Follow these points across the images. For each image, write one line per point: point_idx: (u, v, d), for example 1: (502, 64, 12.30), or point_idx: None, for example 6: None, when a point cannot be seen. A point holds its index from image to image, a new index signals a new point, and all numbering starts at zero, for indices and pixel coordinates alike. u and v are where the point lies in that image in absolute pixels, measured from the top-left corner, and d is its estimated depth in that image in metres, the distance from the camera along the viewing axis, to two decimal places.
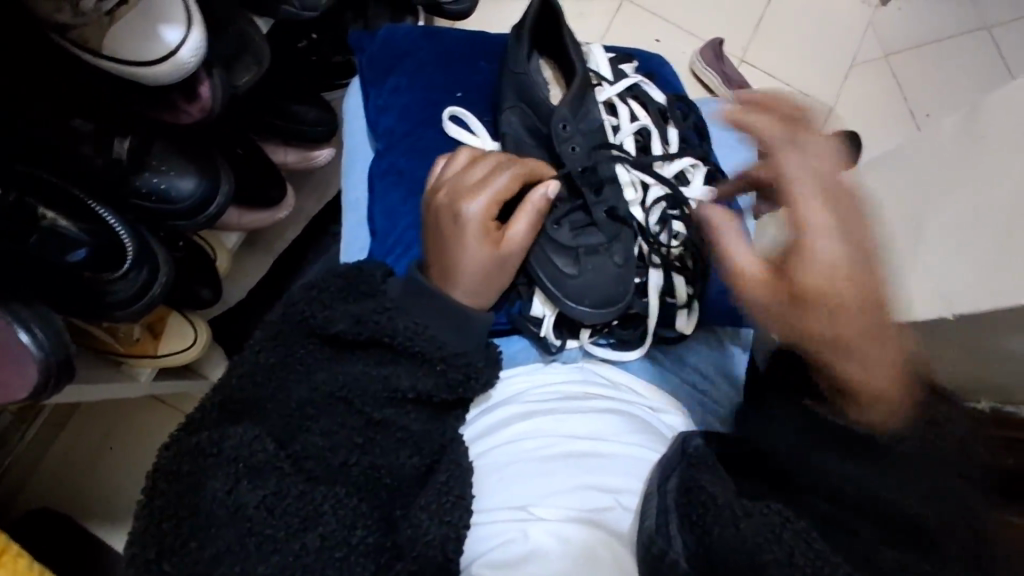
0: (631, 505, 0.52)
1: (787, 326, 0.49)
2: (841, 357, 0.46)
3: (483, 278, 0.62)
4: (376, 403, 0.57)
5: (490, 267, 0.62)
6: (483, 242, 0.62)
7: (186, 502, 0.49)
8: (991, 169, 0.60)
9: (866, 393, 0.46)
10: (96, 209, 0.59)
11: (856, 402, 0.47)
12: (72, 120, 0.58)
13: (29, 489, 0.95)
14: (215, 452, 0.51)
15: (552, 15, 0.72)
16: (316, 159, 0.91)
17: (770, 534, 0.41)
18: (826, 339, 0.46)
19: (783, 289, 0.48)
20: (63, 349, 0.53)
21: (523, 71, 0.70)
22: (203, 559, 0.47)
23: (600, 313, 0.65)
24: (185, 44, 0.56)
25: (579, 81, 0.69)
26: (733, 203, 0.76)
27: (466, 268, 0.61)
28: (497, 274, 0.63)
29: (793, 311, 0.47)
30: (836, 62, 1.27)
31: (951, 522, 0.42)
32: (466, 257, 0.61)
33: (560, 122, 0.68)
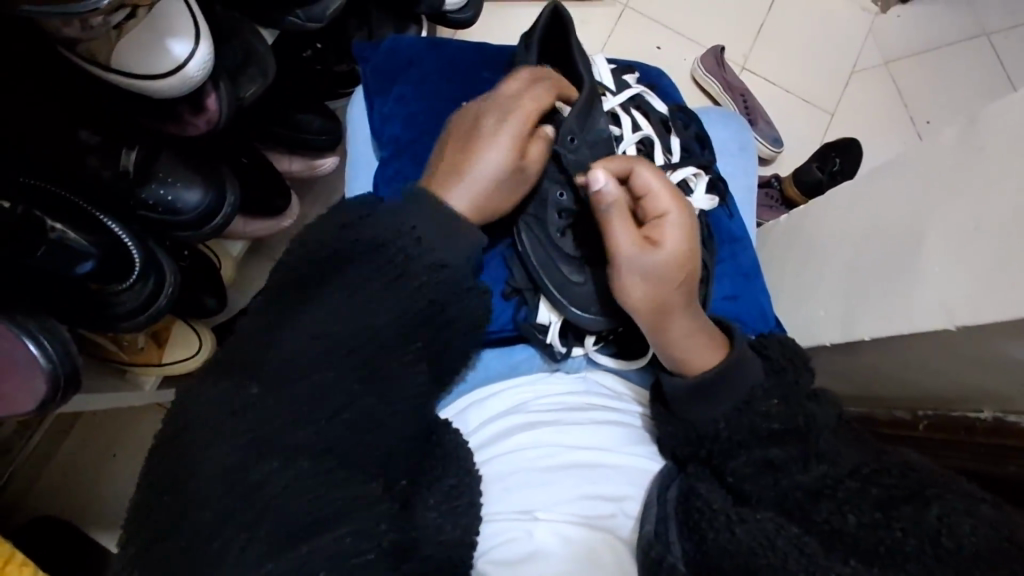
0: (632, 513, 0.55)
1: (644, 279, 0.60)
2: (671, 315, 0.60)
3: (494, 180, 0.59)
4: (363, 370, 0.49)
5: (505, 174, 0.60)
6: (505, 147, 0.60)
7: None
8: (989, 180, 0.60)
9: (683, 348, 0.61)
10: (104, 222, 0.59)
11: (683, 358, 0.61)
12: (79, 131, 0.59)
13: (31, 496, 0.95)
14: None
15: (563, 25, 0.71)
16: (320, 167, 0.92)
17: (763, 542, 0.47)
18: (669, 300, 0.60)
19: (676, 258, 0.59)
20: (69, 361, 0.54)
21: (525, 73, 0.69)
22: None
23: (605, 321, 0.66)
24: (193, 57, 0.57)
25: (587, 88, 0.66)
26: (736, 210, 0.77)
27: (478, 169, 0.58)
28: (507, 185, 0.60)
29: (678, 279, 0.60)
30: (837, 68, 1.28)
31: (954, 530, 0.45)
32: (485, 156, 0.59)
33: (568, 135, 0.65)
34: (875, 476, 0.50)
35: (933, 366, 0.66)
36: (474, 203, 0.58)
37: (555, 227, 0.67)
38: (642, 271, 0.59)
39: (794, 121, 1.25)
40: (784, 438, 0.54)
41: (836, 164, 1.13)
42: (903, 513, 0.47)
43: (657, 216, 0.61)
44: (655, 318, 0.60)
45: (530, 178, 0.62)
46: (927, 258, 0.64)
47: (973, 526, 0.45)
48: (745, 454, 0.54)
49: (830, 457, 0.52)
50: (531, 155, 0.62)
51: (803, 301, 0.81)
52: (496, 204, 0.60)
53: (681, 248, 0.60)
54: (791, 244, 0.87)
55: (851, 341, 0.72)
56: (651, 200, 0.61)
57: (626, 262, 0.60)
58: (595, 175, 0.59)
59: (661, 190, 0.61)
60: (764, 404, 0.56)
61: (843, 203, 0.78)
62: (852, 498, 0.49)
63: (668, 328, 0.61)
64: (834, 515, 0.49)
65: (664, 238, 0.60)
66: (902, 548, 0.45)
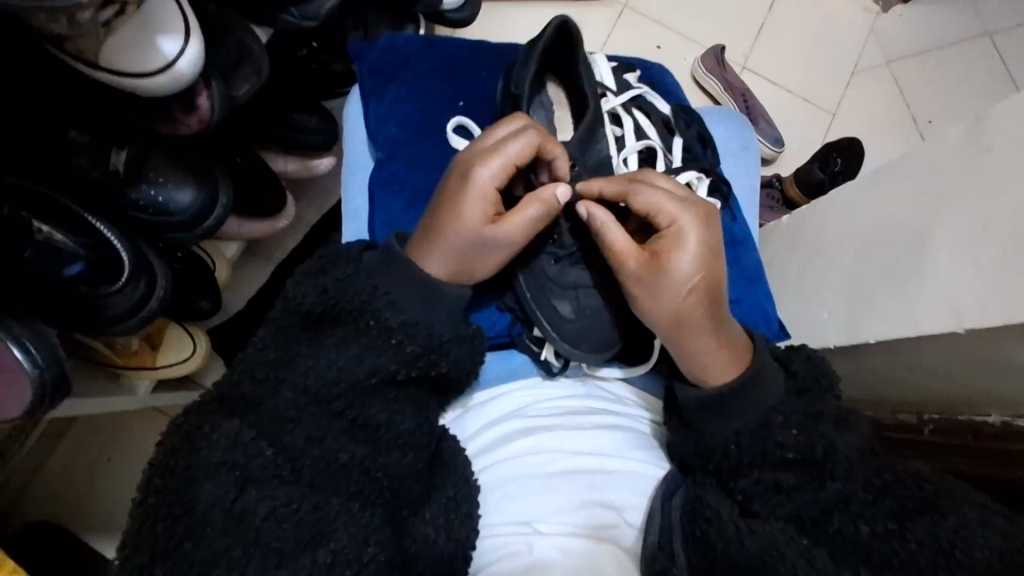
0: (635, 522, 0.54)
1: (653, 294, 0.57)
2: (693, 336, 0.57)
3: (456, 252, 0.57)
4: (366, 404, 0.55)
5: (470, 243, 0.57)
6: (476, 215, 0.56)
7: (181, 501, 0.49)
8: (1000, 183, 0.59)
9: (706, 362, 0.57)
10: (92, 222, 0.58)
11: (710, 377, 0.58)
12: (68, 131, 0.58)
13: (25, 501, 0.94)
14: (202, 456, 0.50)
15: (571, 44, 0.68)
16: (317, 168, 0.91)
17: (772, 552, 0.49)
18: (689, 315, 0.57)
19: (685, 268, 0.56)
20: (55, 366, 0.52)
21: (520, 89, 0.66)
22: (201, 555, 0.47)
23: (595, 357, 0.63)
24: (183, 56, 0.55)
25: (590, 117, 0.66)
26: (738, 212, 0.76)
27: (449, 239, 0.56)
28: (476, 253, 0.57)
29: (692, 289, 0.56)
30: (839, 68, 1.27)
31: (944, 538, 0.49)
32: (445, 225, 0.57)
33: (567, 160, 0.64)
34: (890, 488, 0.52)
35: (941, 368, 0.65)
36: (441, 270, 0.57)
37: (550, 256, 0.64)
38: (653, 292, 0.57)
39: (796, 121, 1.24)
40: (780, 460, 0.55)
41: (839, 164, 1.11)
42: (925, 523, 0.50)
43: (668, 225, 0.59)
44: (676, 332, 0.57)
45: (504, 248, 0.58)
46: (932, 260, 0.63)
47: (984, 540, 0.49)
48: (775, 458, 0.55)
49: (843, 473, 0.53)
50: (509, 221, 0.57)
51: (807, 302, 0.79)
52: (465, 272, 0.58)
53: (690, 256, 0.57)
54: (795, 242, 0.85)
55: (855, 344, 0.70)
56: (661, 211, 0.59)
57: (652, 282, 0.57)
58: (579, 205, 0.60)
59: (664, 200, 0.59)
60: (792, 416, 0.56)
61: (848, 203, 0.76)
62: (865, 512, 0.51)
63: (691, 345, 0.57)
64: (846, 525, 0.52)
65: (673, 251, 0.57)
66: (916, 561, 0.49)
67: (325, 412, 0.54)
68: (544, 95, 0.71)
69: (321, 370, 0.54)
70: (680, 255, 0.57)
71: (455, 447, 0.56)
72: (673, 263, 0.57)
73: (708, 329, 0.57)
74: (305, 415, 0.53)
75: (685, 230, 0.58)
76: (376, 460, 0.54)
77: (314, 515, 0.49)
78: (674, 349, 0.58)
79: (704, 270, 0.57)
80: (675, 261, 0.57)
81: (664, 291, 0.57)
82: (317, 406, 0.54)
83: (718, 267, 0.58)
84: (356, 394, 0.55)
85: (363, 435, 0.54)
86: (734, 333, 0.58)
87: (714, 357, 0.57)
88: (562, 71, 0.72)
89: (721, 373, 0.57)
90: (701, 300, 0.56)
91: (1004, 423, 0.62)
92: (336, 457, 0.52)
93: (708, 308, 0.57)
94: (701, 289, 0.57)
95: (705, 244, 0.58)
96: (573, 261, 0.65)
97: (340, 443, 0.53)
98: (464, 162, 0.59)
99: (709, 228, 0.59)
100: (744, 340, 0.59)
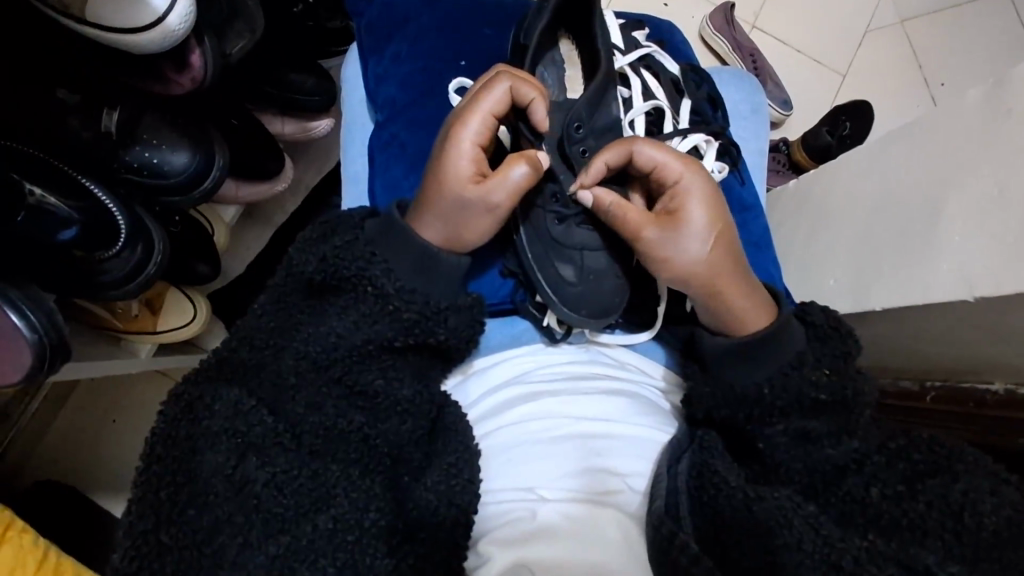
0: (639, 488, 0.53)
1: (677, 254, 0.56)
2: (718, 289, 0.56)
3: (445, 216, 0.55)
4: (366, 371, 0.54)
5: (456, 204, 0.54)
6: (458, 174, 0.54)
7: (184, 468, 0.50)
8: (1019, 146, 0.57)
9: (739, 313, 0.57)
10: (85, 184, 0.57)
11: (739, 327, 0.57)
12: (56, 91, 0.56)
13: (31, 463, 0.95)
14: (202, 428, 0.51)
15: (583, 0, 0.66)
16: (315, 130, 0.88)
17: (779, 519, 0.50)
18: (712, 267, 0.56)
19: (704, 220, 0.56)
20: (54, 332, 0.52)
21: (529, 46, 0.65)
22: (203, 520, 0.48)
23: (593, 322, 0.62)
24: (173, 9, 0.53)
25: (601, 79, 0.63)
26: (746, 176, 0.74)
27: (438, 203, 0.55)
28: (464, 214, 0.55)
29: (713, 241, 0.56)
30: (850, 27, 1.23)
31: (946, 503, 0.50)
32: (433, 190, 0.55)
33: (573, 122, 0.61)
34: (906, 451, 0.53)
35: (948, 336, 0.64)
36: (433, 236, 0.56)
37: (553, 217, 0.62)
38: (676, 248, 0.56)
39: (805, 84, 1.21)
40: (786, 423, 0.54)
41: (847, 128, 1.09)
42: (929, 488, 0.51)
43: (674, 183, 0.58)
44: (706, 289, 0.56)
45: (494, 209, 0.55)
46: (945, 227, 0.61)
47: (991, 506, 0.49)
48: (776, 426, 0.54)
49: (859, 434, 0.54)
50: (495, 178, 0.55)
51: (814, 268, 0.78)
52: (458, 237, 0.56)
53: (704, 207, 0.57)
54: (801, 210, 0.83)
55: (860, 312, 0.70)
56: (664, 169, 0.58)
57: (673, 238, 0.56)
58: (581, 193, 0.60)
59: (664, 157, 0.58)
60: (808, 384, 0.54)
61: (857, 168, 0.74)
62: (879, 474, 0.52)
63: (723, 299, 0.56)
64: (857, 488, 0.53)
65: (687, 207, 0.57)
66: (925, 522, 0.50)
67: (327, 376, 0.54)
68: (553, 54, 0.69)
69: (325, 335, 0.54)
70: (692, 207, 0.57)
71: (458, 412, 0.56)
72: (687, 215, 0.56)
73: (731, 279, 0.56)
74: (304, 382, 0.53)
75: (691, 182, 0.58)
76: (378, 427, 0.53)
77: (313, 483, 0.50)
78: (705, 307, 0.58)
79: (717, 219, 0.57)
80: (688, 215, 0.56)
81: (687, 245, 0.56)
82: (316, 372, 0.54)
83: (727, 213, 0.58)
84: (360, 355, 0.54)
85: (365, 403, 0.55)
86: (754, 278, 0.58)
87: (739, 309, 0.57)
88: (570, 29, 0.69)
89: (743, 324, 0.57)
90: (719, 249, 0.56)
91: (1008, 390, 0.62)
92: (337, 422, 0.53)
93: (728, 257, 0.57)
94: (718, 240, 0.56)
95: (711, 192, 0.58)
96: (577, 223, 0.63)
97: (343, 409, 0.53)
98: (449, 123, 0.57)
99: (711, 180, 0.59)
100: (761, 286, 0.59)
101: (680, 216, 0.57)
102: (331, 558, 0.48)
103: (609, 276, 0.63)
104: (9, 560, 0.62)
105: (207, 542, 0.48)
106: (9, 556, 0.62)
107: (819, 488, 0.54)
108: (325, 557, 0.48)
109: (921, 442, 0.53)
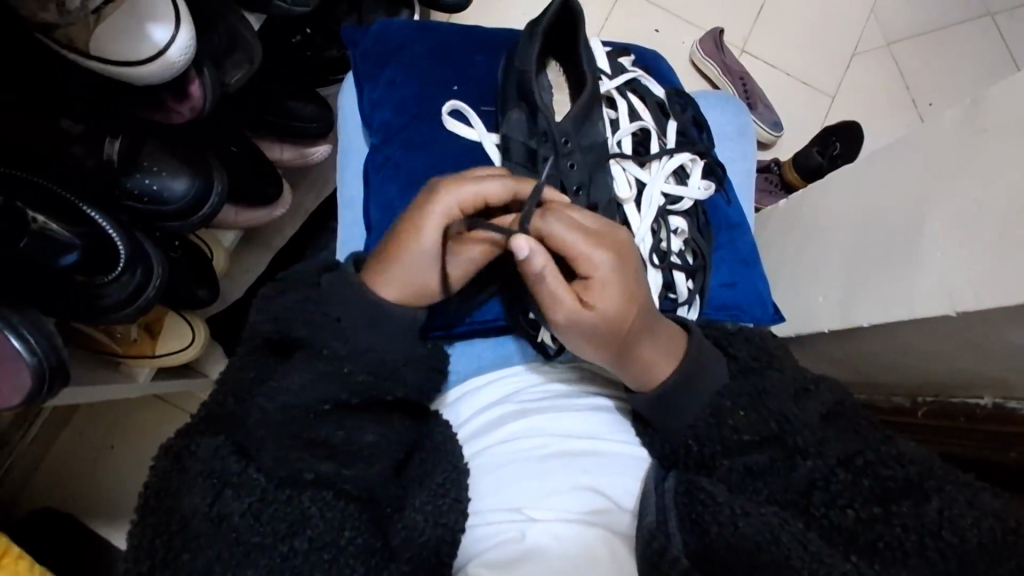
0: (628, 506, 0.54)
1: (599, 339, 0.55)
2: (625, 366, 0.57)
3: (407, 271, 0.57)
4: (355, 389, 0.55)
5: (411, 261, 0.56)
6: (428, 238, 0.56)
7: (171, 496, 0.50)
8: (994, 164, 0.58)
9: (649, 373, 0.58)
10: (89, 214, 0.59)
11: (642, 384, 0.59)
12: (60, 121, 0.58)
13: (29, 489, 0.95)
14: (192, 455, 0.51)
15: (573, 26, 0.68)
16: (313, 156, 0.91)
17: (764, 536, 0.50)
18: (622, 351, 0.57)
19: (617, 313, 0.55)
20: (54, 355, 0.53)
21: (529, 72, 0.66)
22: (191, 545, 0.48)
23: None
24: (173, 43, 0.56)
25: (586, 101, 0.66)
26: (733, 194, 0.76)
27: (407, 255, 0.56)
28: (416, 272, 0.57)
29: (627, 329, 0.56)
30: (838, 50, 1.26)
31: (929, 527, 0.49)
32: (405, 245, 0.56)
33: (563, 135, 0.65)
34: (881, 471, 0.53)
35: (931, 350, 0.65)
36: (393, 293, 0.57)
37: None
38: (584, 338, 0.56)
39: (794, 106, 1.23)
40: (770, 446, 0.56)
41: (837, 148, 1.11)
42: (902, 510, 0.51)
43: (586, 272, 0.56)
44: (613, 361, 0.57)
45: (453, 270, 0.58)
46: (927, 244, 0.63)
47: (974, 520, 0.49)
48: (756, 448, 0.56)
49: None
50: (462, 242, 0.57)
51: (802, 285, 0.79)
52: (418, 294, 0.58)
53: (613, 296, 0.55)
54: (790, 230, 0.85)
55: (848, 326, 0.71)
56: (580, 258, 0.55)
57: (579, 330, 0.55)
58: (517, 242, 0.51)
59: (578, 242, 0.55)
60: (785, 403, 0.56)
61: (843, 188, 0.76)
62: (866, 495, 0.52)
63: (642, 359, 0.58)
64: (833, 511, 0.52)
65: (596, 293, 0.55)
66: (903, 543, 0.49)
67: (323, 391, 0.54)
68: (544, 77, 0.70)
69: (315, 353, 0.55)
70: (593, 300, 0.55)
71: (444, 433, 0.57)
72: (593, 309, 0.55)
73: (633, 361, 0.58)
74: (304, 397, 0.54)
75: (600, 277, 0.55)
76: (357, 444, 0.55)
77: (288, 506, 0.50)
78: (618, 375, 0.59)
79: (625, 309, 0.55)
80: (592, 309, 0.55)
81: (598, 336, 0.55)
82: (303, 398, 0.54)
83: (635, 305, 0.56)
84: (352, 380, 0.55)
85: (353, 422, 0.55)
86: (660, 362, 0.58)
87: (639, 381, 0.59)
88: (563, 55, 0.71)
89: (640, 385, 0.59)
90: (624, 339, 0.56)
91: (996, 404, 0.63)
92: (327, 435, 0.54)
93: (629, 349, 0.57)
94: (622, 332, 0.56)
95: (611, 281, 0.55)
96: None
97: (332, 421, 0.55)
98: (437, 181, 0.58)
99: (622, 263, 0.56)
100: (676, 358, 0.59)
101: (584, 308, 0.55)
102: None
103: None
104: None
105: (196, 565, 0.47)
106: None
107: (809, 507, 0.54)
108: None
109: (886, 457, 0.53)
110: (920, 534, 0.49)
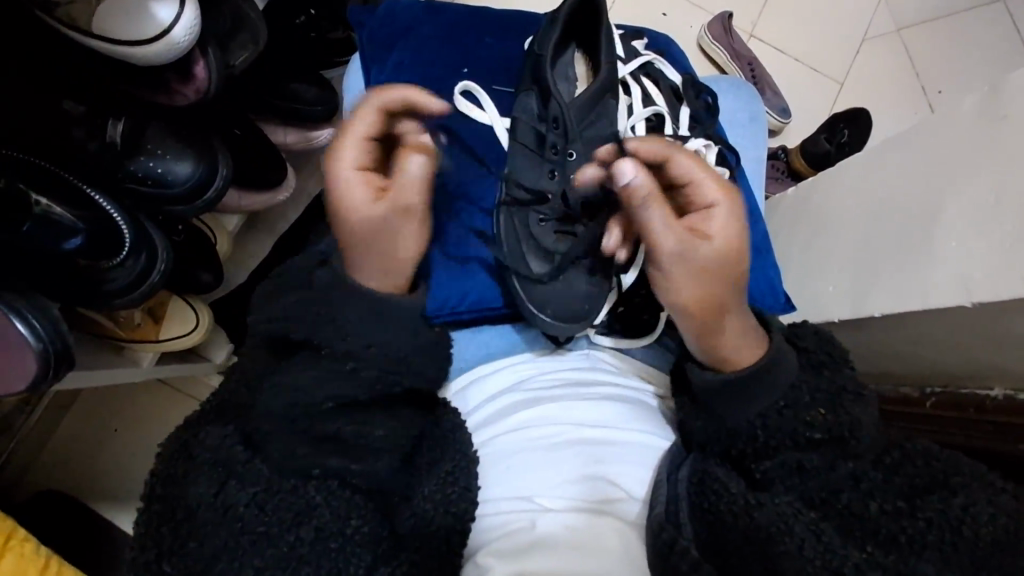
0: (640, 496, 0.54)
1: (693, 273, 0.58)
2: (712, 318, 0.58)
3: (371, 245, 0.56)
4: (362, 385, 0.55)
5: (366, 234, 0.56)
6: (356, 202, 0.55)
7: (179, 484, 0.50)
8: (1009, 156, 0.58)
9: (729, 344, 0.58)
10: (90, 195, 0.58)
11: (713, 355, 0.58)
12: (63, 102, 0.58)
13: (33, 472, 0.95)
14: (199, 444, 0.51)
15: (593, 13, 0.68)
16: (316, 140, 0.88)
17: (779, 527, 0.49)
18: (715, 293, 0.58)
19: (724, 250, 0.58)
20: (59, 341, 0.52)
21: (544, 56, 0.65)
22: (198, 532, 0.48)
23: (560, 326, 0.62)
24: (179, 21, 0.55)
25: (596, 86, 0.65)
26: (746, 183, 0.75)
27: (358, 230, 0.56)
28: (383, 241, 0.57)
29: (723, 273, 0.58)
30: (848, 36, 1.23)
31: (946, 522, 0.49)
32: (348, 224, 0.56)
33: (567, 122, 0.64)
34: (900, 466, 0.53)
35: (942, 337, 0.64)
36: (378, 276, 0.57)
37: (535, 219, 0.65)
38: (683, 267, 0.58)
39: (803, 92, 1.22)
40: (826, 444, 0.55)
41: (845, 136, 1.09)
42: (926, 505, 0.50)
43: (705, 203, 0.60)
44: (701, 309, 0.58)
45: (407, 220, 0.57)
46: (940, 235, 0.62)
47: (990, 517, 0.49)
48: (766, 439, 0.55)
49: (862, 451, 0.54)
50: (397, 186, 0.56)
51: (813, 275, 0.79)
52: (394, 259, 0.58)
53: (722, 236, 0.58)
54: (799, 220, 0.84)
55: (860, 318, 0.70)
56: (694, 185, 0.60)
57: (678, 262, 0.58)
58: (622, 161, 0.57)
59: (699, 175, 0.60)
60: (798, 400, 0.56)
61: (853, 178, 0.75)
62: (877, 489, 0.52)
63: (713, 331, 0.58)
64: (855, 502, 0.51)
65: (710, 229, 0.58)
66: (922, 538, 0.49)
67: (331, 386, 0.54)
68: (569, 66, 0.69)
69: (325, 346, 0.55)
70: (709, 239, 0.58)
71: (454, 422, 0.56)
72: (715, 248, 0.57)
73: (721, 320, 0.58)
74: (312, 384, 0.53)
75: (718, 223, 0.59)
76: (364, 438, 0.54)
77: (294, 496, 0.49)
78: (695, 340, 0.59)
79: (730, 251, 0.58)
80: (708, 245, 0.57)
81: (694, 269, 0.58)
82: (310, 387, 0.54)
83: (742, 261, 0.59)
84: (359, 371, 0.55)
85: (360, 416, 0.55)
86: (743, 338, 0.58)
87: (718, 352, 0.58)
88: (572, 39, 0.70)
89: (712, 358, 0.58)
90: (716, 277, 0.58)
91: (1007, 396, 0.62)
92: (336, 431, 0.53)
93: (720, 297, 0.58)
94: (717, 274, 0.58)
95: (731, 230, 0.59)
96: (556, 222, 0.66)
97: (342, 416, 0.54)
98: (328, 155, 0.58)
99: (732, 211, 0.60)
100: (756, 345, 0.58)
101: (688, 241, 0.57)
102: (316, 567, 0.47)
103: (612, 291, 0.66)
104: (9, 570, 0.59)
105: (203, 553, 0.47)
106: (11, 565, 0.60)
107: (821, 499, 0.53)
108: (311, 565, 0.47)
109: (917, 455, 0.53)
110: (935, 528, 0.49)
